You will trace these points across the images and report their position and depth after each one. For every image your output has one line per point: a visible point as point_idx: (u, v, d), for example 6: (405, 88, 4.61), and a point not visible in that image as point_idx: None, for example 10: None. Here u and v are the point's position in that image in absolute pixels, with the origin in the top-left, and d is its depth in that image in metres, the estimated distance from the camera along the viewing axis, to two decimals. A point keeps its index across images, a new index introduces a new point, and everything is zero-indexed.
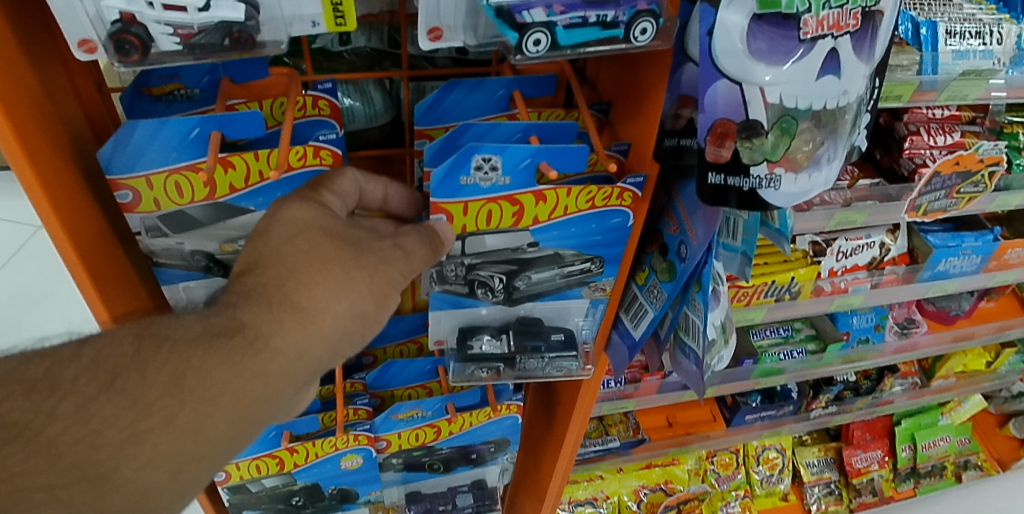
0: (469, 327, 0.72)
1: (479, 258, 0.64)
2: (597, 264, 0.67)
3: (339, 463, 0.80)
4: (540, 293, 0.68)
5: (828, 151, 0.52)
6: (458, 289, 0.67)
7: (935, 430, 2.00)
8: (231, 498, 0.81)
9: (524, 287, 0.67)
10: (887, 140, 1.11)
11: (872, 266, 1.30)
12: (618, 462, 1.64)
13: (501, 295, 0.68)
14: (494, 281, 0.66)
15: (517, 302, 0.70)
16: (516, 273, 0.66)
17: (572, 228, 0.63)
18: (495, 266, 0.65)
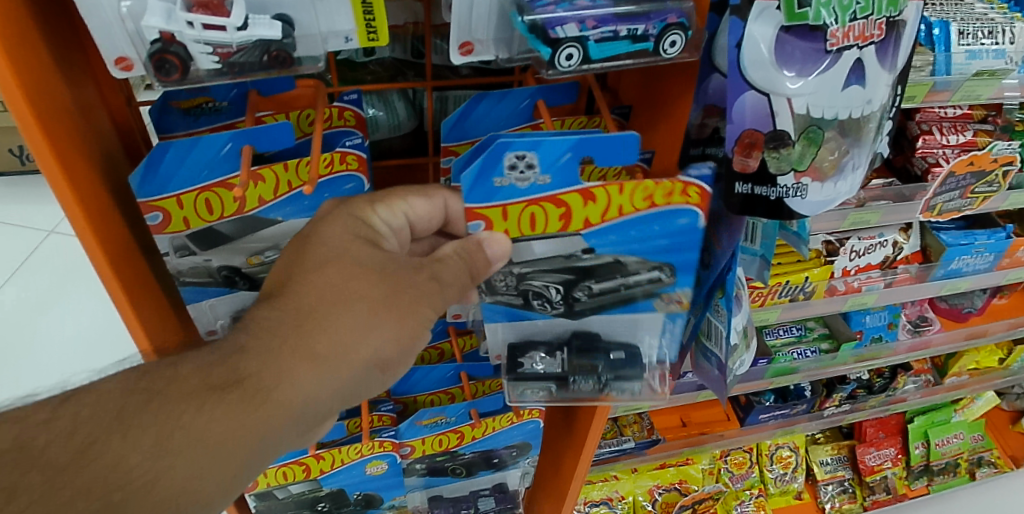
0: (526, 343, 0.72)
1: (533, 268, 0.63)
2: (668, 271, 0.64)
3: (364, 469, 0.81)
4: (604, 302, 0.67)
5: (853, 161, 0.53)
6: (513, 300, 0.66)
7: (948, 427, 1.99)
8: (259, 504, 0.82)
9: (587, 296, 0.66)
10: (900, 140, 1.12)
11: (885, 265, 1.31)
12: (633, 463, 1.65)
13: (560, 306, 0.67)
14: (551, 292, 0.65)
15: (579, 314, 0.69)
16: (574, 282, 0.64)
17: (634, 231, 0.60)
18: (550, 276, 0.64)
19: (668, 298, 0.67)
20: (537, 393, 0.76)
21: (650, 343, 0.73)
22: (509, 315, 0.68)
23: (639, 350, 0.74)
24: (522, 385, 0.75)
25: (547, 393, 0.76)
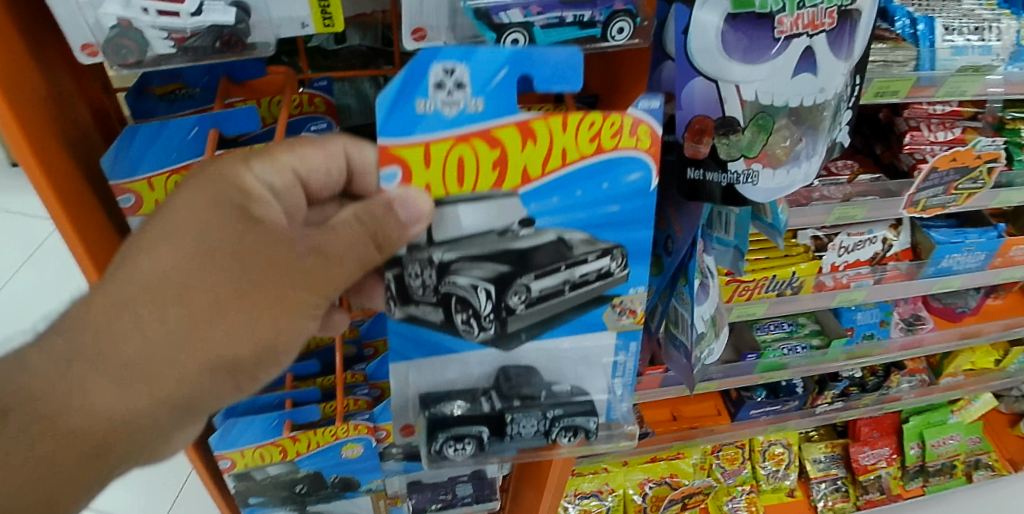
0: (438, 379, 0.67)
1: (459, 266, 0.58)
2: (620, 259, 0.62)
3: (340, 451, 0.82)
4: (544, 304, 0.62)
5: (806, 149, 0.57)
6: (430, 315, 0.61)
7: (945, 428, 1.97)
8: (237, 486, 0.83)
9: (523, 300, 0.61)
10: (887, 134, 1.12)
11: (874, 261, 1.31)
12: (622, 455, 1.66)
13: (491, 314, 0.61)
14: (481, 298, 0.60)
15: (512, 332, 0.63)
16: (507, 281, 0.60)
17: (578, 190, 0.58)
18: (480, 273, 0.59)
19: (620, 304, 0.65)
20: (461, 441, 0.69)
21: (597, 379, 0.70)
22: (418, 346, 0.64)
23: (586, 384, 0.70)
24: (446, 429, 0.69)
25: (476, 438, 0.70)
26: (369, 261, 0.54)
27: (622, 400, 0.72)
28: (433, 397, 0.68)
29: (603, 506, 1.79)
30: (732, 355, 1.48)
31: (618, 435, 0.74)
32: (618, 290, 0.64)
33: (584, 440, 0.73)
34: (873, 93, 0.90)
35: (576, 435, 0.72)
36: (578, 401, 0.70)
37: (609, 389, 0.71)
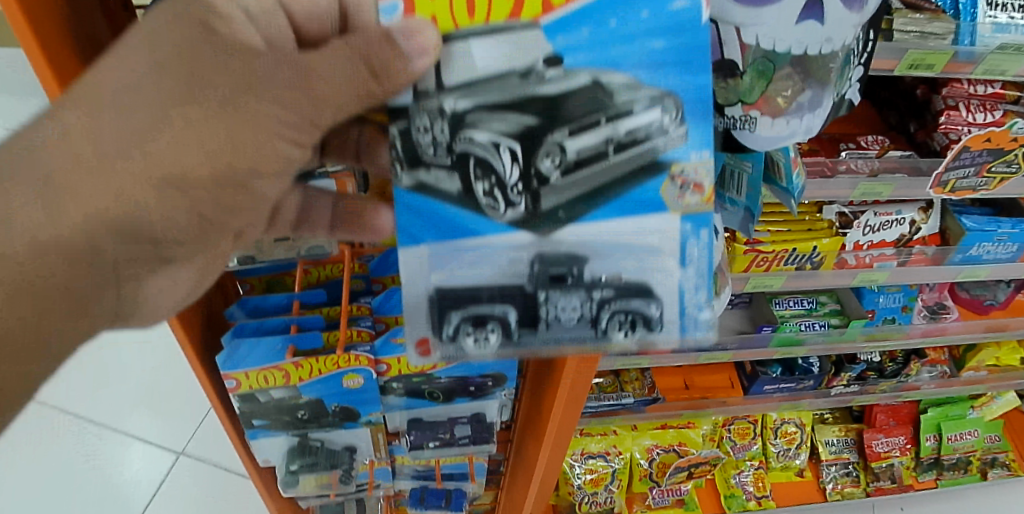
0: (455, 265, 0.56)
1: (478, 120, 0.52)
2: (675, 112, 0.52)
3: (342, 381, 0.86)
4: (584, 166, 0.53)
5: (811, 102, 0.56)
6: (444, 181, 0.53)
7: (963, 423, 1.93)
8: (242, 406, 0.87)
9: (557, 162, 0.53)
10: (924, 113, 1.08)
11: (900, 243, 1.28)
12: (631, 419, 1.67)
13: (518, 174, 0.53)
14: (503, 158, 0.53)
15: (542, 201, 0.54)
16: (536, 133, 0.52)
17: (614, 19, 0.51)
18: (501, 126, 0.52)
19: (681, 175, 0.54)
20: (482, 326, 0.58)
21: (662, 266, 0.57)
22: (429, 223, 0.54)
23: (648, 273, 0.57)
24: (468, 311, 0.58)
25: (500, 327, 0.58)
26: (365, 89, 0.52)
27: (697, 294, 0.58)
28: (451, 288, 0.57)
29: (609, 467, 1.81)
30: (747, 326, 1.48)
31: (689, 340, 0.60)
32: (676, 155, 0.54)
33: (649, 339, 0.59)
34: (907, 65, 0.86)
35: (635, 328, 0.59)
36: (635, 285, 0.57)
37: (679, 280, 0.58)
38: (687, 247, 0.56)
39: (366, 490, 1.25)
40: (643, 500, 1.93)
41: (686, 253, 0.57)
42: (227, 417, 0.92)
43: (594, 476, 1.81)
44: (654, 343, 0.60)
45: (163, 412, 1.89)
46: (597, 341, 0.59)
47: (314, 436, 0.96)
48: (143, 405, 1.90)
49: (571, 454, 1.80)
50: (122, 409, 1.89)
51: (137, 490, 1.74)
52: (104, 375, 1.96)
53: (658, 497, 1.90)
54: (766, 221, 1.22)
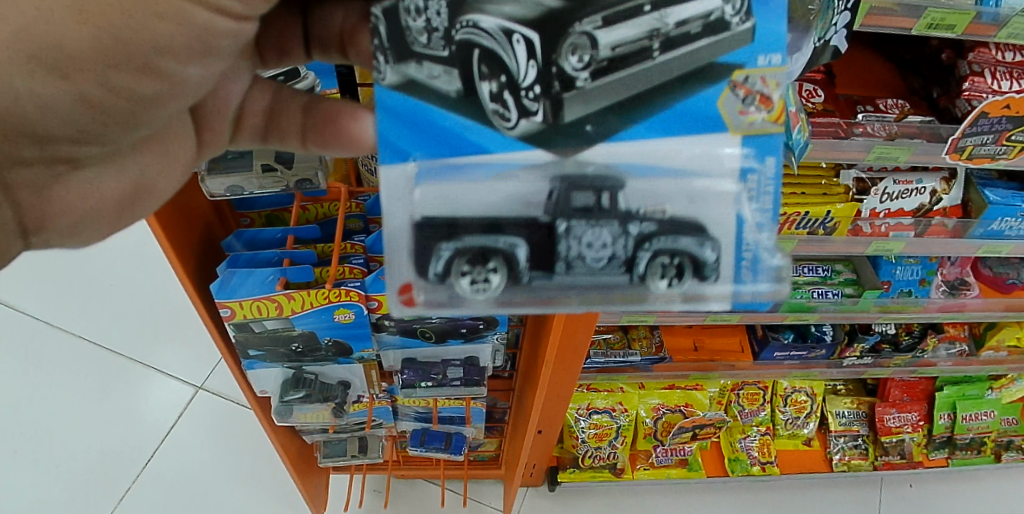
0: (465, 189, 0.56)
1: (485, 1, 0.52)
2: (740, 5, 0.53)
3: (333, 315, 0.88)
4: (619, 67, 0.53)
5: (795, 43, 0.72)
6: (439, 78, 0.53)
7: (979, 403, 1.85)
8: (237, 335, 0.91)
9: (586, 59, 0.53)
10: (947, 78, 1.05)
11: (919, 213, 1.24)
12: (638, 377, 1.64)
13: (536, 69, 0.53)
14: (516, 52, 0.53)
15: (566, 105, 0.54)
16: (563, 28, 0.52)
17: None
18: (513, 11, 0.52)
19: (745, 85, 0.54)
20: (484, 264, 0.56)
21: (718, 196, 0.56)
22: (420, 136, 0.54)
23: (698, 205, 0.57)
24: (467, 247, 0.56)
25: (509, 269, 0.57)
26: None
27: (746, 235, 0.57)
28: (448, 221, 0.56)
29: (614, 424, 1.70)
30: None
31: (740, 290, 0.58)
32: (739, 58, 0.53)
33: (693, 289, 0.58)
34: (925, 25, 0.84)
35: (681, 274, 0.57)
36: (686, 220, 0.57)
37: (740, 216, 0.57)
38: (746, 178, 0.56)
39: (366, 427, 1.30)
40: (647, 458, 1.83)
41: (757, 191, 0.57)
42: (224, 345, 0.97)
43: (598, 431, 1.71)
44: (700, 295, 0.58)
45: (185, 343, 1.93)
46: (633, 288, 0.58)
47: (309, 369, 1.00)
48: (165, 336, 1.94)
49: (575, 407, 1.69)
50: (142, 341, 1.92)
51: (160, 417, 1.81)
52: (122, 308, 1.98)
53: (660, 456, 1.82)
54: (781, 182, 1.20)
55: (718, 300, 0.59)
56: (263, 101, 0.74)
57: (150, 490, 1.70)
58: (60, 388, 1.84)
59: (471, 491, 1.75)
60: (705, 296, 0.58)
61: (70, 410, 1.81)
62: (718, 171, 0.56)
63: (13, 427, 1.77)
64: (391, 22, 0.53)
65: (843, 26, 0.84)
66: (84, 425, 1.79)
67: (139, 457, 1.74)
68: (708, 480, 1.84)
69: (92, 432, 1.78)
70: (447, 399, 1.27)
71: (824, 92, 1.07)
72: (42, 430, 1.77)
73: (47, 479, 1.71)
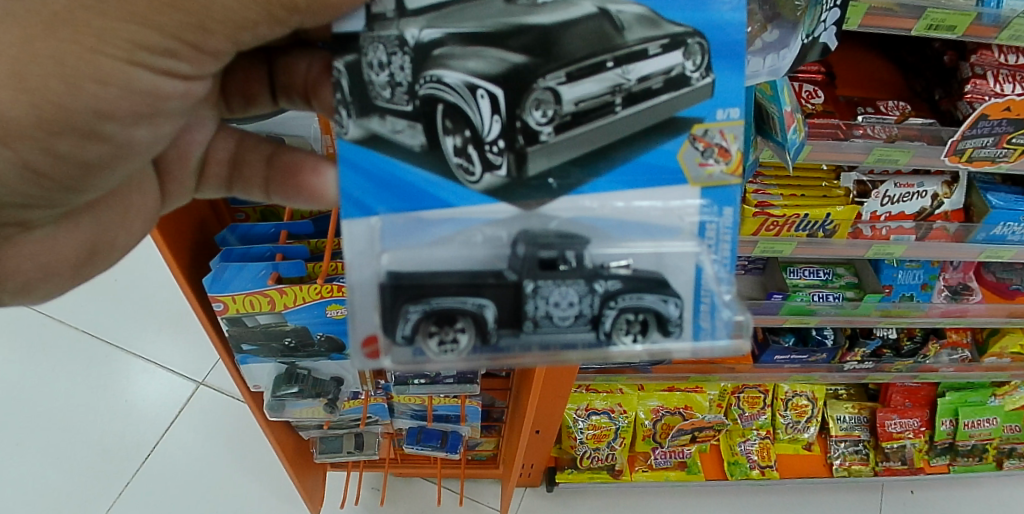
0: (433, 248, 0.57)
1: (449, 57, 0.54)
2: (701, 62, 0.55)
3: (326, 311, 0.88)
4: (581, 122, 0.54)
5: (781, 40, 0.72)
6: (402, 133, 0.55)
7: (982, 410, 1.81)
8: (230, 330, 0.91)
9: (550, 114, 0.54)
10: (949, 80, 1.04)
11: (921, 217, 1.23)
12: (637, 379, 1.62)
13: (500, 124, 0.54)
14: (480, 107, 0.54)
15: (531, 159, 0.55)
16: (529, 87, 0.54)
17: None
18: (476, 66, 0.54)
19: (704, 138, 0.56)
20: (448, 325, 0.57)
21: (681, 250, 0.58)
22: (386, 190, 0.56)
23: (660, 261, 0.59)
24: (433, 308, 0.57)
25: (476, 329, 0.58)
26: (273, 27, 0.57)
27: (707, 291, 0.59)
28: (414, 281, 0.57)
29: (613, 425, 1.68)
30: (757, 295, 1.45)
31: (703, 347, 0.59)
32: (699, 112, 0.56)
33: (656, 345, 0.59)
34: (926, 26, 0.84)
35: (645, 331, 0.58)
36: (648, 275, 0.59)
37: (701, 269, 0.59)
38: (704, 224, 0.58)
39: (361, 424, 1.30)
40: (645, 460, 1.81)
41: (716, 242, 0.58)
42: (219, 340, 0.97)
43: (597, 433, 1.69)
44: (665, 351, 0.60)
45: (185, 339, 1.94)
46: (598, 347, 0.59)
47: (302, 364, 1.00)
48: (165, 331, 1.95)
49: (574, 408, 1.68)
50: (140, 337, 1.93)
51: (161, 411, 1.82)
52: (121, 303, 1.99)
53: (659, 458, 1.79)
54: (780, 184, 1.19)
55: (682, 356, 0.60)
56: (225, 150, 0.80)
57: (147, 485, 1.70)
58: (61, 382, 1.85)
59: (467, 491, 1.75)
60: (670, 353, 0.60)
61: (71, 402, 1.82)
62: (681, 227, 0.58)
63: (14, 420, 1.79)
64: (353, 76, 0.55)
65: (830, 27, 0.78)
66: (85, 419, 1.79)
67: (139, 452, 1.75)
68: (708, 483, 1.81)
69: (92, 426, 1.78)
70: (442, 397, 1.27)
71: (825, 93, 1.06)
72: (43, 423, 1.78)
73: (47, 471, 1.72)
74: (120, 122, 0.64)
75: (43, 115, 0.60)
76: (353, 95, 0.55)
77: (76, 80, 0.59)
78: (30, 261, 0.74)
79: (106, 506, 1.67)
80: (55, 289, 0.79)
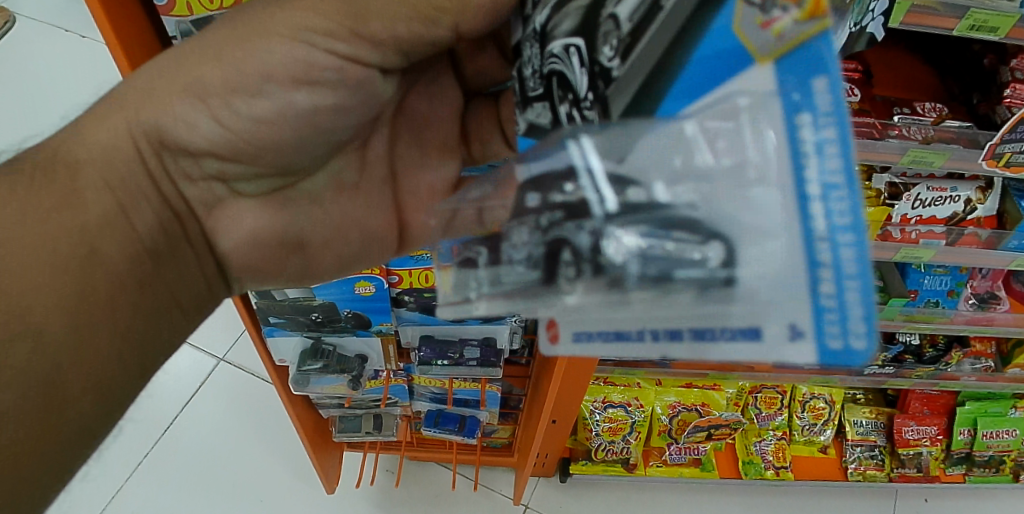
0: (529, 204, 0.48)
1: (555, 23, 0.51)
2: None
3: (355, 287, 0.92)
4: (641, 36, 0.43)
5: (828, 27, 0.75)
6: (541, 116, 0.52)
7: (1002, 421, 1.77)
8: (259, 302, 0.93)
9: (614, 45, 0.45)
10: (988, 84, 1.04)
11: (952, 222, 1.22)
12: (653, 374, 1.57)
13: (586, 74, 0.47)
14: (573, 63, 0.48)
15: (611, 103, 0.45)
16: (596, 15, 0.47)
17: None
18: (570, 23, 0.49)
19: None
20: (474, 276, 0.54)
21: (761, 164, 0.37)
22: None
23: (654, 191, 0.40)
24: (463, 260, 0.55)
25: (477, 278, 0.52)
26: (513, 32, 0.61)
27: (798, 228, 0.35)
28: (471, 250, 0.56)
29: (629, 418, 1.68)
30: None
31: (794, 308, 0.35)
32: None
33: (616, 308, 0.40)
34: (967, 27, 0.83)
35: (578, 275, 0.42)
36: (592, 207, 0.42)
37: (800, 188, 0.35)
38: (797, 118, 0.35)
39: (381, 404, 1.31)
40: (660, 455, 1.79)
41: (818, 140, 0.35)
42: (252, 325, 0.99)
43: (613, 425, 1.69)
44: (732, 318, 0.37)
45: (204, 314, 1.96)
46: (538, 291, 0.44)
47: (327, 339, 1.03)
48: None
49: (591, 400, 1.67)
50: None
51: (180, 386, 1.84)
52: None
53: (673, 454, 1.77)
54: None
55: (784, 334, 0.35)
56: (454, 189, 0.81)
57: (164, 461, 1.73)
58: None
59: (482, 477, 1.76)
60: (755, 331, 0.36)
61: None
62: (740, 136, 0.38)
63: None
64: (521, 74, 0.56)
65: (880, 17, 0.81)
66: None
67: (158, 425, 1.78)
68: (721, 481, 1.80)
69: None
70: (462, 381, 1.27)
71: (861, 92, 1.06)
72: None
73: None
74: (280, 83, 0.64)
75: (230, 80, 0.64)
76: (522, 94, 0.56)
77: (253, 50, 0.63)
78: (248, 237, 0.78)
79: (101, 506, 1.66)
80: (283, 276, 0.83)
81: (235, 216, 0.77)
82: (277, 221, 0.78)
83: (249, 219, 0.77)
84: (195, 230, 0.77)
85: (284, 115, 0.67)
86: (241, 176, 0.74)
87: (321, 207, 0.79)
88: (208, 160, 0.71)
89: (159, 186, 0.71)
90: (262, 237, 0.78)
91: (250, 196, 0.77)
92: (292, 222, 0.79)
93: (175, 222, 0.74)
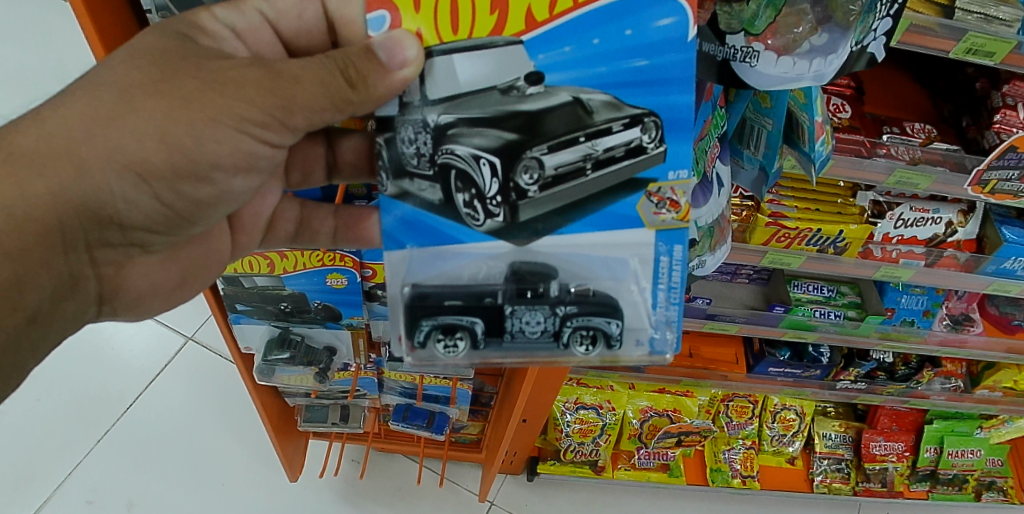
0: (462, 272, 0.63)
1: (459, 136, 0.58)
2: (657, 133, 0.58)
3: (326, 279, 0.89)
4: (563, 182, 0.58)
5: (829, 44, 0.70)
6: (426, 191, 0.60)
7: (967, 441, 1.79)
8: (226, 289, 0.91)
9: (535, 176, 0.58)
10: (978, 108, 1.03)
11: (931, 244, 1.21)
12: (628, 378, 1.57)
13: (498, 183, 0.58)
14: (482, 172, 0.57)
15: (521, 210, 0.59)
16: (516, 150, 0.57)
17: (604, 68, 0.56)
18: (479, 141, 0.57)
19: (658, 193, 0.60)
20: (451, 334, 0.65)
21: (645, 271, 0.63)
22: (411, 229, 0.62)
23: (620, 291, 0.64)
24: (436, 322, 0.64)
25: (471, 337, 0.65)
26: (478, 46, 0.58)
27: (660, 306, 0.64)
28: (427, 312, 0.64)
29: (599, 421, 1.66)
30: (759, 304, 1.44)
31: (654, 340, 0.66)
32: (654, 172, 0.59)
33: (596, 350, 0.66)
34: (964, 50, 0.82)
35: (595, 342, 0.66)
36: (605, 300, 0.64)
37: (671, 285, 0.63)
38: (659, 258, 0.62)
39: (348, 395, 1.28)
40: (628, 459, 1.79)
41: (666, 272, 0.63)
42: (219, 314, 0.97)
43: (583, 427, 1.67)
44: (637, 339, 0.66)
45: None
46: (559, 352, 0.67)
47: (295, 330, 1.01)
48: None
49: (563, 400, 1.66)
50: None
51: (144, 364, 1.80)
52: None
53: (642, 458, 1.77)
54: (796, 196, 1.16)
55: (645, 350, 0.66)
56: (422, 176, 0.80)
57: (124, 437, 1.69)
58: None
59: (448, 472, 1.74)
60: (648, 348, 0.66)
61: (45, 373, 1.76)
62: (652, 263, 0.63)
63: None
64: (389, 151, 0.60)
65: (881, 37, 0.72)
66: (61, 387, 1.75)
67: (120, 402, 1.74)
68: (687, 488, 1.80)
69: (67, 379, 1.76)
70: (434, 377, 1.25)
71: (852, 108, 1.05)
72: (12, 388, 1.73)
73: (16, 440, 1.67)
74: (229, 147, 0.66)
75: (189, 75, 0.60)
76: (388, 161, 0.60)
77: (202, 60, 0.61)
78: (144, 283, 0.79)
79: (35, 505, 1.59)
80: (153, 307, 0.83)
81: (138, 270, 0.77)
82: (174, 273, 0.80)
83: (149, 271, 0.78)
84: (95, 287, 0.74)
85: (220, 200, 0.71)
86: (152, 237, 0.73)
87: (211, 254, 0.82)
88: (133, 230, 0.70)
89: (73, 257, 0.68)
90: (159, 286, 0.80)
91: (157, 253, 0.77)
92: (185, 271, 0.81)
93: (72, 286, 0.71)
